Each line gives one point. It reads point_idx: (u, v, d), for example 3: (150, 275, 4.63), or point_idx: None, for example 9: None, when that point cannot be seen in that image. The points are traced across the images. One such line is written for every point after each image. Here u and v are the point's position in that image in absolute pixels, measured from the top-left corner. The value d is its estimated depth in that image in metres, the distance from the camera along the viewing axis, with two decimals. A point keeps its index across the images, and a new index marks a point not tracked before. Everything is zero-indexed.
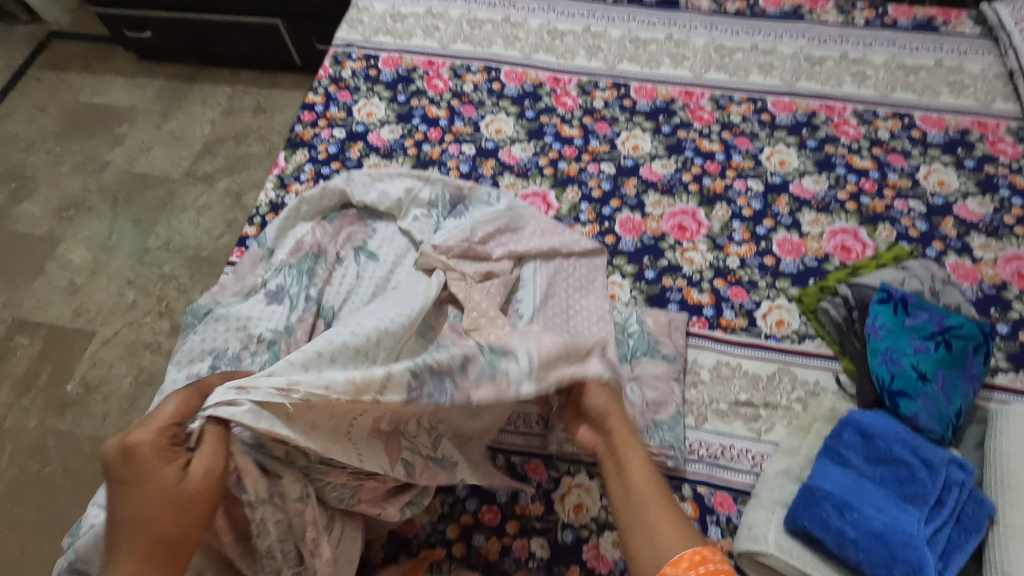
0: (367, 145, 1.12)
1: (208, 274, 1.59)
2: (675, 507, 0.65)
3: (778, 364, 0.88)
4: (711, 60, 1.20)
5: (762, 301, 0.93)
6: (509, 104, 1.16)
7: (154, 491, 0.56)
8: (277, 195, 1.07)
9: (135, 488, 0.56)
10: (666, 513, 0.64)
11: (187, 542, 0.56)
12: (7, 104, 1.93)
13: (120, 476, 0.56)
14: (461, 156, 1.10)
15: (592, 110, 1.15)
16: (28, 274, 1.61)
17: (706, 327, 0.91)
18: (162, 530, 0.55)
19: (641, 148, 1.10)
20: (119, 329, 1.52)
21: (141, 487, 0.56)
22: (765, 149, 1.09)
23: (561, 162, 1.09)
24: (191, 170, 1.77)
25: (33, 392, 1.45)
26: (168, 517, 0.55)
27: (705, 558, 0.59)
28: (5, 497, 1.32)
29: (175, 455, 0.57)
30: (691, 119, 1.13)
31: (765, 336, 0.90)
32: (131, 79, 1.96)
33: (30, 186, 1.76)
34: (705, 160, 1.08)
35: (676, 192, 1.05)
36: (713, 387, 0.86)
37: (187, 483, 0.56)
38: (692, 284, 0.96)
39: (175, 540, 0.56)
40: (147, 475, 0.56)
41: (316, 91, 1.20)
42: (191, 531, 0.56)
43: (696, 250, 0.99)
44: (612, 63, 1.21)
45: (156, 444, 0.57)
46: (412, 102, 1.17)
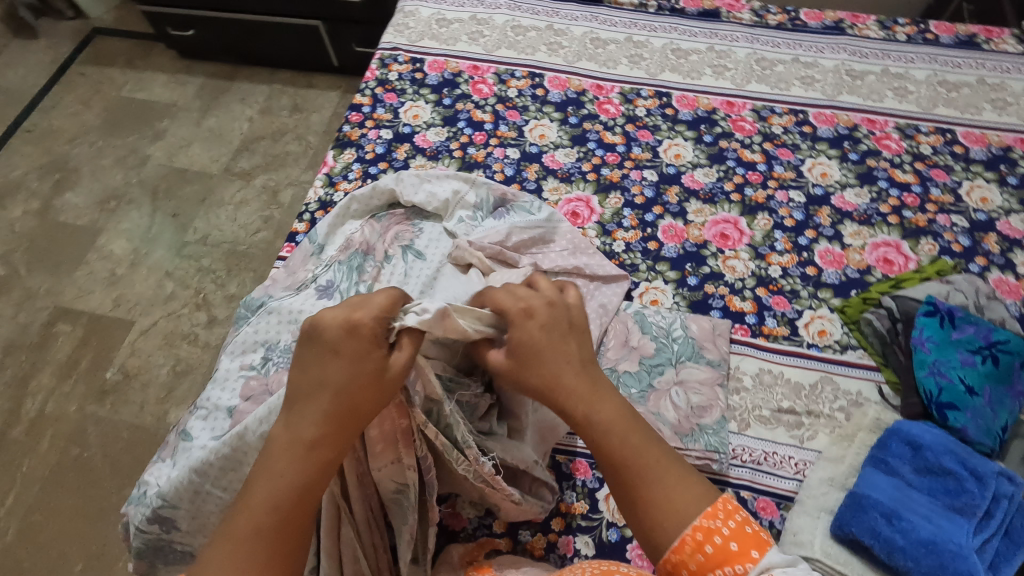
0: (413, 146, 1.15)
1: (245, 268, 1.63)
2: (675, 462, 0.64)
3: (820, 373, 0.89)
4: (752, 72, 1.22)
5: (805, 311, 0.95)
6: (553, 110, 1.18)
7: (360, 368, 0.61)
8: (325, 192, 1.10)
9: (349, 362, 0.61)
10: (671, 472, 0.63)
11: (367, 424, 0.62)
12: (52, 97, 1.98)
13: (334, 344, 0.62)
14: (506, 160, 1.12)
15: (634, 118, 1.17)
16: (70, 263, 1.66)
17: (749, 335, 0.93)
18: (354, 405, 0.61)
19: (683, 157, 1.12)
20: (158, 320, 1.56)
21: (349, 361, 0.61)
22: (807, 161, 1.10)
23: (604, 168, 1.11)
24: (229, 166, 1.81)
25: (74, 378, 1.48)
26: (362, 400, 0.61)
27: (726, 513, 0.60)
28: (46, 480, 1.36)
29: (383, 345, 0.62)
30: (733, 129, 1.15)
31: (808, 346, 0.91)
32: (172, 76, 2.01)
33: (73, 177, 1.81)
34: (747, 170, 1.10)
35: (718, 201, 1.07)
36: (756, 394, 0.88)
37: (389, 373, 0.61)
38: (734, 291, 0.97)
39: (361, 419, 0.62)
40: (359, 350, 0.61)
41: (363, 93, 1.23)
42: (372, 414, 0.62)
43: (738, 258, 1.00)
44: (654, 72, 1.23)
45: (373, 329, 0.61)
46: (457, 105, 1.20)
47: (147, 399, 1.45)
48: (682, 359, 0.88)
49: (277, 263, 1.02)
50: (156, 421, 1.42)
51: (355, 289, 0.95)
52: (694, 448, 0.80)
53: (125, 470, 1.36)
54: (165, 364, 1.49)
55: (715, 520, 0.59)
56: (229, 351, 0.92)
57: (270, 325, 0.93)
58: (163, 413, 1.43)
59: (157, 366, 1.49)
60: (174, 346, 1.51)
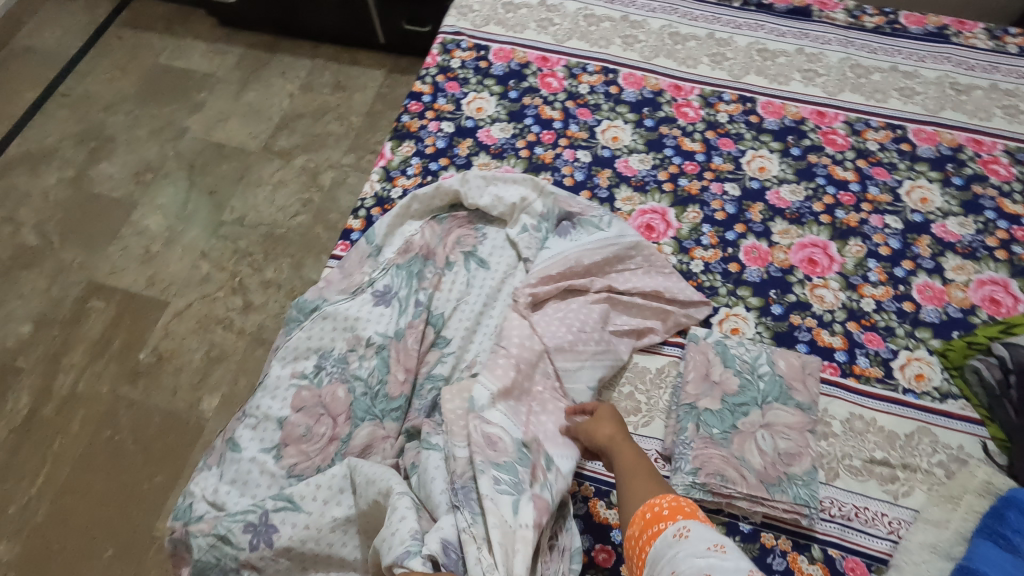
0: (476, 142, 1.07)
1: (282, 253, 1.57)
2: (649, 475, 0.69)
3: (917, 423, 0.82)
4: (846, 79, 1.12)
5: (900, 351, 0.87)
6: (627, 111, 1.10)
7: None
8: (382, 188, 1.03)
9: None
10: (638, 482, 0.68)
11: None
12: (88, 61, 1.92)
13: None
14: (576, 163, 1.05)
15: (715, 125, 1.08)
16: (105, 237, 1.61)
17: (838, 374, 0.85)
18: None
19: (768, 171, 1.03)
20: (193, 302, 1.51)
21: None
22: (905, 183, 1.01)
23: (681, 178, 1.03)
24: (268, 144, 1.74)
25: (107, 357, 1.44)
26: None
27: (652, 509, 0.63)
28: (77, 461, 1.33)
29: None
30: (823, 143, 1.05)
31: (903, 391, 0.84)
32: (211, 45, 1.93)
33: (109, 147, 1.75)
34: (838, 190, 1.01)
35: (805, 222, 0.98)
36: (846, 441, 0.81)
37: None
38: (823, 324, 0.89)
39: None
40: None
41: (423, 80, 1.15)
42: None
43: (828, 287, 0.92)
44: (738, 74, 1.14)
45: None
46: (524, 100, 1.11)
47: (180, 384, 1.41)
48: (769, 398, 0.81)
49: (331, 262, 0.97)
50: (188, 408, 1.38)
51: (414, 297, 0.90)
52: (781, 500, 0.74)
53: (156, 457, 1.33)
54: (199, 349, 1.45)
55: (659, 498, 0.64)
56: (281, 357, 0.87)
57: (325, 333, 0.88)
58: (196, 400, 1.39)
59: (191, 351, 1.45)
60: (209, 331, 1.47)
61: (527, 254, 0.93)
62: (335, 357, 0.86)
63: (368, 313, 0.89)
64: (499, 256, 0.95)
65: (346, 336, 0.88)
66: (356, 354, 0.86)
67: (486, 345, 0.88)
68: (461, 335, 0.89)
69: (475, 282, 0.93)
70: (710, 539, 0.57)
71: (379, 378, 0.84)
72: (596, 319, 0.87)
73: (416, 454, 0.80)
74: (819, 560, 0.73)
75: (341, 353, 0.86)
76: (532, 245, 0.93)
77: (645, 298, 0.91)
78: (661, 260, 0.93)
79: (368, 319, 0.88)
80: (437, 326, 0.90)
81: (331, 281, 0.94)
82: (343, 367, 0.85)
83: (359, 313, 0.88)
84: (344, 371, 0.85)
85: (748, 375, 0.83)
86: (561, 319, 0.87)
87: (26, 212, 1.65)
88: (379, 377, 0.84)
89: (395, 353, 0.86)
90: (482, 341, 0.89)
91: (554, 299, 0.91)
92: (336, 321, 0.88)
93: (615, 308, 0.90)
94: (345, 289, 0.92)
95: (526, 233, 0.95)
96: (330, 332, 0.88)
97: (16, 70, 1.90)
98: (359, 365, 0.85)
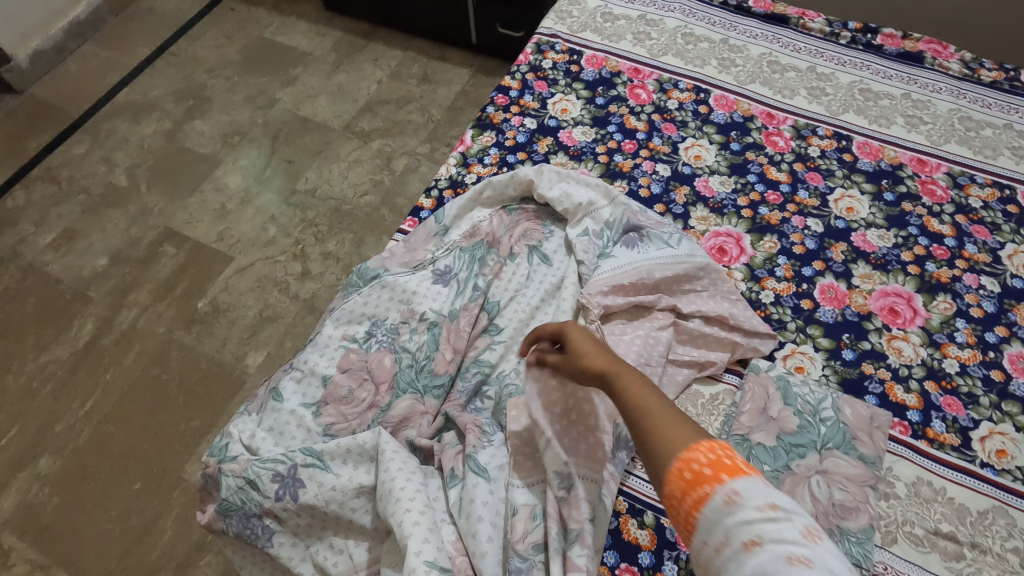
0: (556, 141, 1.07)
1: (346, 228, 1.61)
2: (675, 414, 0.59)
3: (993, 501, 0.74)
4: (953, 131, 1.06)
5: (982, 421, 0.80)
6: (714, 132, 1.07)
7: None
8: (457, 172, 1.04)
9: None
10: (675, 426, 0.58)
11: None
12: (200, 26, 2.05)
13: None
14: (654, 176, 1.03)
15: (805, 158, 1.04)
16: (187, 188, 1.70)
17: (909, 434, 0.79)
18: None
19: (856, 212, 0.98)
20: (255, 261, 1.56)
21: None
22: (1008, 246, 0.94)
23: (762, 206, 0.99)
24: (350, 124, 1.80)
25: (169, 299, 1.51)
26: None
27: (689, 463, 0.54)
28: (125, 393, 1.38)
29: None
30: (921, 192, 1.00)
31: (981, 464, 0.77)
32: (314, 26, 2.03)
33: (205, 106, 1.86)
34: (932, 242, 0.95)
35: (891, 270, 0.93)
36: (909, 505, 0.74)
37: None
38: (897, 378, 0.83)
39: None
40: None
41: (513, 76, 1.16)
42: None
43: (907, 341, 0.86)
44: (836, 110, 1.09)
45: None
46: (610, 107, 1.11)
47: (231, 336, 1.45)
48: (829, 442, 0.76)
49: (396, 236, 0.97)
50: (234, 361, 1.42)
51: (473, 281, 0.90)
52: None
53: (197, 402, 1.37)
54: (253, 307, 1.49)
55: (699, 448, 0.55)
56: (335, 317, 0.88)
57: (381, 301, 0.88)
58: (242, 354, 1.42)
59: (246, 307, 1.49)
60: (266, 291, 1.51)
61: (588, 258, 0.90)
62: (388, 326, 0.87)
63: (426, 290, 0.89)
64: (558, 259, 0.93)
65: (401, 308, 0.88)
66: (407, 327, 0.86)
67: (536, 340, 0.86)
68: (514, 325, 0.87)
69: (534, 277, 0.92)
70: (762, 499, 0.50)
71: (428, 353, 0.84)
72: (661, 351, 0.82)
73: (458, 455, 0.76)
74: None
75: (394, 323, 0.87)
76: (590, 251, 0.91)
77: (709, 323, 0.87)
78: (730, 286, 0.88)
79: (425, 294, 0.89)
80: (491, 312, 0.88)
81: (394, 252, 0.94)
82: (394, 337, 0.86)
83: (418, 288, 0.88)
84: (395, 341, 0.85)
85: (810, 417, 0.78)
86: (630, 340, 0.83)
87: (121, 155, 1.76)
88: (427, 353, 0.84)
89: (446, 332, 0.86)
90: (533, 335, 0.87)
91: (621, 317, 0.87)
92: (395, 292, 0.89)
93: (680, 336, 0.86)
94: (407, 262, 0.93)
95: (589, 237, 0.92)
96: (386, 301, 0.88)
97: (136, 26, 2.04)
98: (408, 338, 0.85)
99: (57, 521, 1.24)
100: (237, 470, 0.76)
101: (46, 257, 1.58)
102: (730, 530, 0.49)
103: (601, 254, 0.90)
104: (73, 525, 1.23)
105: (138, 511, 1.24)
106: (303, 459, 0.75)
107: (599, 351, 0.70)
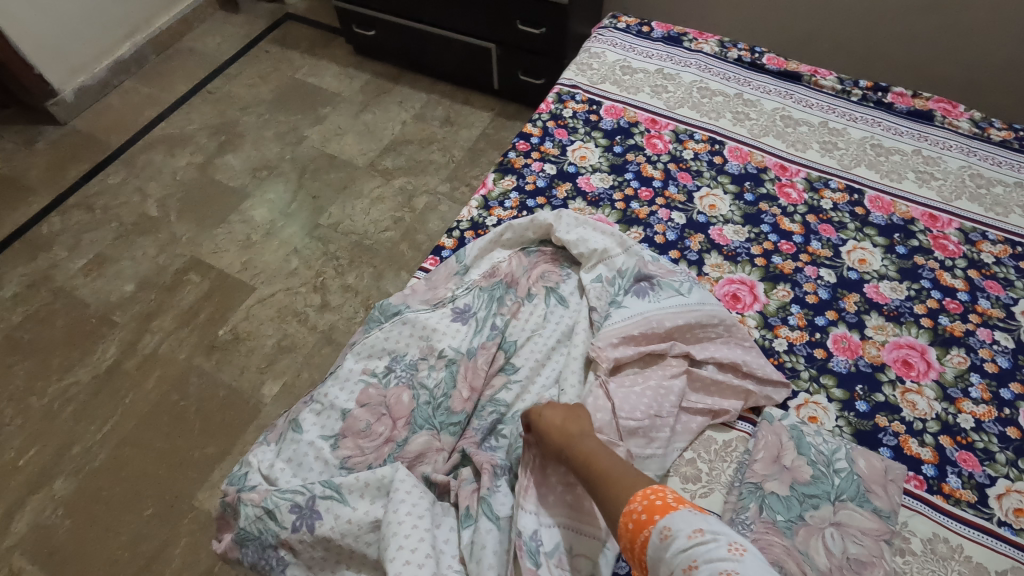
0: (575, 187, 1.11)
1: (366, 263, 1.65)
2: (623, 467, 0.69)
3: (1012, 562, 0.73)
4: (964, 187, 1.08)
5: (998, 479, 0.79)
6: (728, 182, 1.11)
7: None
8: (479, 214, 1.08)
9: None
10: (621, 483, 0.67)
11: None
12: (237, 67, 2.16)
13: None
14: (669, 223, 1.06)
15: (818, 210, 1.07)
16: (215, 219, 1.76)
17: (924, 489, 0.78)
18: None
19: (869, 264, 1.00)
20: (276, 292, 1.60)
21: None
22: (1020, 302, 0.95)
23: (776, 256, 1.02)
24: (374, 162, 1.87)
25: (192, 326, 1.55)
26: None
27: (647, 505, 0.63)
28: (143, 417, 1.41)
29: None
30: (933, 246, 1.01)
31: (999, 523, 0.76)
32: (344, 69, 2.13)
33: (237, 142, 1.94)
34: (944, 296, 0.96)
35: (904, 322, 0.94)
36: (925, 562, 0.73)
37: None
38: (912, 432, 0.83)
39: None
40: None
41: (534, 123, 1.21)
42: None
43: (921, 394, 0.87)
44: (848, 164, 1.13)
45: None
46: (628, 155, 1.15)
47: (249, 365, 1.48)
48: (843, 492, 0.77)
49: (418, 273, 1.01)
50: (251, 389, 1.44)
51: (492, 320, 0.92)
52: None
53: (212, 429, 1.39)
54: (273, 336, 1.52)
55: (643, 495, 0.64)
56: (356, 351, 0.90)
57: (402, 337, 0.91)
58: (259, 382, 1.45)
59: (266, 336, 1.53)
60: (285, 322, 1.55)
61: (601, 304, 0.92)
62: (406, 360, 0.89)
63: (444, 328, 0.92)
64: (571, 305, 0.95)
65: (420, 344, 0.90)
66: (425, 364, 0.89)
67: (548, 384, 0.88)
68: (531, 365, 0.89)
69: (549, 321, 0.94)
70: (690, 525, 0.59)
71: (444, 390, 0.85)
72: (673, 401, 0.83)
73: (473, 494, 0.76)
74: None
75: (413, 358, 0.89)
76: (602, 297, 0.92)
77: (722, 368, 0.88)
78: (742, 336, 0.90)
79: (445, 332, 0.91)
80: (508, 351, 0.89)
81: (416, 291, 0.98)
82: (413, 372, 0.88)
83: (437, 325, 0.91)
84: (413, 376, 0.87)
85: (822, 468, 0.79)
86: (641, 392, 0.84)
87: (154, 186, 1.83)
88: (444, 389, 0.85)
89: (464, 370, 0.87)
90: (546, 379, 0.89)
91: (633, 367, 0.88)
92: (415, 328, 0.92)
93: (693, 383, 0.87)
94: (428, 300, 0.96)
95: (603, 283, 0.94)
96: (407, 337, 0.91)
97: (176, 65, 2.16)
98: (427, 375, 0.87)
99: (69, 544, 1.25)
100: (255, 499, 0.77)
101: (76, 281, 1.63)
102: (670, 559, 0.58)
103: (613, 303, 0.91)
104: (84, 549, 1.24)
105: (149, 537, 1.25)
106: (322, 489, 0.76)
107: (564, 412, 0.77)
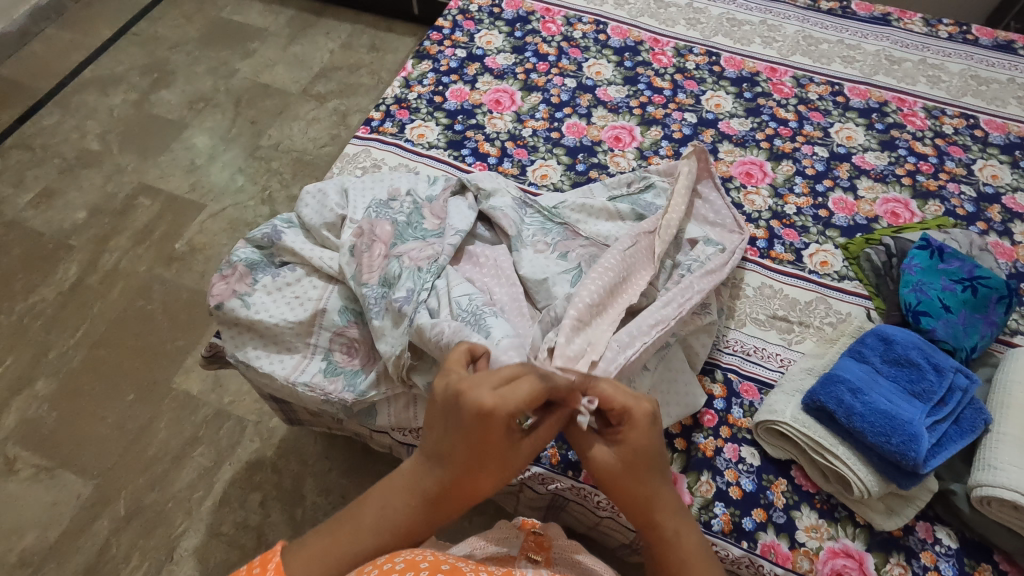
0: (483, 66, 1.29)
1: (309, 175, 1.79)
2: None
3: (816, 294, 0.99)
4: (798, 46, 1.33)
5: (811, 243, 1.05)
6: (611, 54, 1.32)
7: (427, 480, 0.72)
8: (401, 92, 1.25)
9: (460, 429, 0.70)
10: None
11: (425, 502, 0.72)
12: (160, 9, 2.20)
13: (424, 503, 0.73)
14: (563, 87, 1.26)
15: (683, 70, 1.30)
16: (157, 149, 1.85)
17: (757, 256, 1.03)
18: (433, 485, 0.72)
19: (723, 107, 1.24)
20: (227, 207, 1.73)
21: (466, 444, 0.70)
22: (835, 125, 1.21)
23: (649, 106, 1.24)
24: (307, 88, 1.99)
25: (149, 242, 1.66)
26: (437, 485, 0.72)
27: None
28: (112, 322, 1.53)
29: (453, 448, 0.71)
30: (772, 91, 1.26)
31: (808, 271, 1.01)
32: (268, 6, 2.21)
33: (170, 78, 2.01)
34: (779, 125, 1.21)
35: (748, 146, 1.18)
36: (755, 301, 0.98)
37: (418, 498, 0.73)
38: (750, 219, 1.08)
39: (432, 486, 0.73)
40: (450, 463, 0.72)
41: (445, 18, 1.38)
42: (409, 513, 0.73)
43: (759, 194, 1.11)
44: (708, 35, 1.36)
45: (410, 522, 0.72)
46: (527, 38, 1.34)
47: (209, 270, 1.61)
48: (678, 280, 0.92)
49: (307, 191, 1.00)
50: None
51: None
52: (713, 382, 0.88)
53: (181, 325, 1.52)
54: (228, 245, 1.66)
55: None
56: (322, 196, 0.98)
57: (348, 271, 0.89)
58: None
59: (221, 245, 1.66)
60: (238, 231, 1.68)
61: (631, 189, 1.07)
62: (375, 299, 0.86)
63: (394, 250, 0.91)
64: (590, 193, 1.07)
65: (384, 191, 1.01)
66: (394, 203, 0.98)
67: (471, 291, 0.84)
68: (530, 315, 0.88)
69: (467, 165, 1.14)
70: None
71: (433, 309, 0.85)
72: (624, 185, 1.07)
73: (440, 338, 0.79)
74: (719, 381, 0.91)
75: (380, 288, 0.87)
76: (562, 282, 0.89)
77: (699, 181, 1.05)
78: (646, 171, 1.08)
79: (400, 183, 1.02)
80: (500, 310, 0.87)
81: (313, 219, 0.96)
82: (386, 302, 0.86)
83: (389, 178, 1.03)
84: (403, 308, 0.84)
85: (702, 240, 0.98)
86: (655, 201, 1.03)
87: (93, 123, 1.89)
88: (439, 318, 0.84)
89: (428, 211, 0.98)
90: None
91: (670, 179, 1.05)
92: (374, 272, 0.88)
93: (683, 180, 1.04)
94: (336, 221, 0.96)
95: (614, 181, 1.08)
96: (332, 244, 0.94)
97: (98, 10, 2.18)
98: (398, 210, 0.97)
99: (58, 430, 1.37)
100: (234, 275, 0.92)
101: (27, 213, 1.70)
102: None
103: (647, 187, 1.06)
104: (72, 433, 1.37)
105: (133, 417, 1.39)
106: (299, 268, 0.94)
107: None
